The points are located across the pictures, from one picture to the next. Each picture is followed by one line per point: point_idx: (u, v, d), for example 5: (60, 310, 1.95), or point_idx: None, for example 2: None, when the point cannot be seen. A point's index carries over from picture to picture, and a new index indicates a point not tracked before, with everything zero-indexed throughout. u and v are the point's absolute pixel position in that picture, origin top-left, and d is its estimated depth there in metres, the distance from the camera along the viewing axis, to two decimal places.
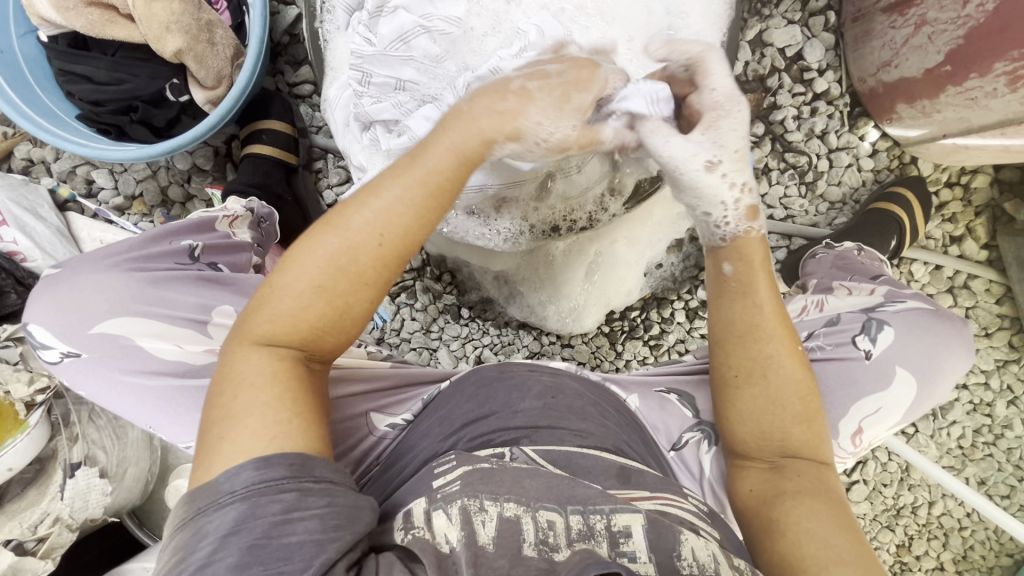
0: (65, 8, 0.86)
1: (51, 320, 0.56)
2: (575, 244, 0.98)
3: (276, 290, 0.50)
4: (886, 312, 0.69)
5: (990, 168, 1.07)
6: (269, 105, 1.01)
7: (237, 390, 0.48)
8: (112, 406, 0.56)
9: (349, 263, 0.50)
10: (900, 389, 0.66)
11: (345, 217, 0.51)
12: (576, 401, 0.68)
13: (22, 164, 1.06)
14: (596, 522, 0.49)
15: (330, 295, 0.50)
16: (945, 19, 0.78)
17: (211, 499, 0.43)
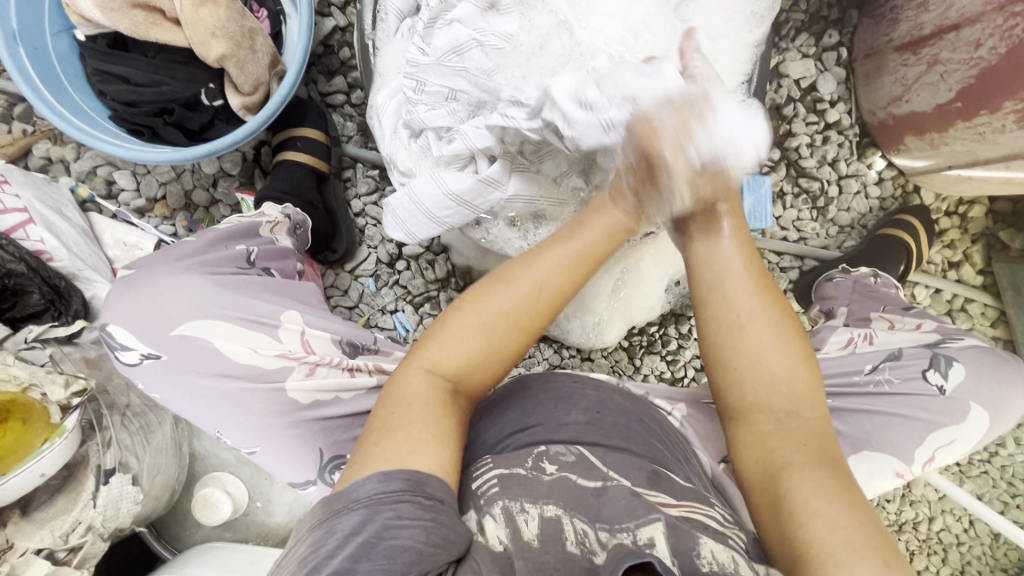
0: (110, 9, 0.86)
1: (128, 321, 0.57)
2: (605, 260, 1.00)
3: (448, 326, 0.60)
4: (951, 349, 0.72)
5: (986, 199, 1.14)
6: (303, 113, 1.02)
7: (404, 409, 0.54)
8: (187, 410, 0.57)
9: (483, 313, 0.59)
10: (973, 423, 0.69)
11: (516, 273, 0.61)
12: (620, 416, 0.68)
13: (40, 162, 1.04)
14: (623, 539, 0.47)
15: (466, 337, 0.59)
16: (958, 60, 0.85)
17: (341, 503, 0.47)
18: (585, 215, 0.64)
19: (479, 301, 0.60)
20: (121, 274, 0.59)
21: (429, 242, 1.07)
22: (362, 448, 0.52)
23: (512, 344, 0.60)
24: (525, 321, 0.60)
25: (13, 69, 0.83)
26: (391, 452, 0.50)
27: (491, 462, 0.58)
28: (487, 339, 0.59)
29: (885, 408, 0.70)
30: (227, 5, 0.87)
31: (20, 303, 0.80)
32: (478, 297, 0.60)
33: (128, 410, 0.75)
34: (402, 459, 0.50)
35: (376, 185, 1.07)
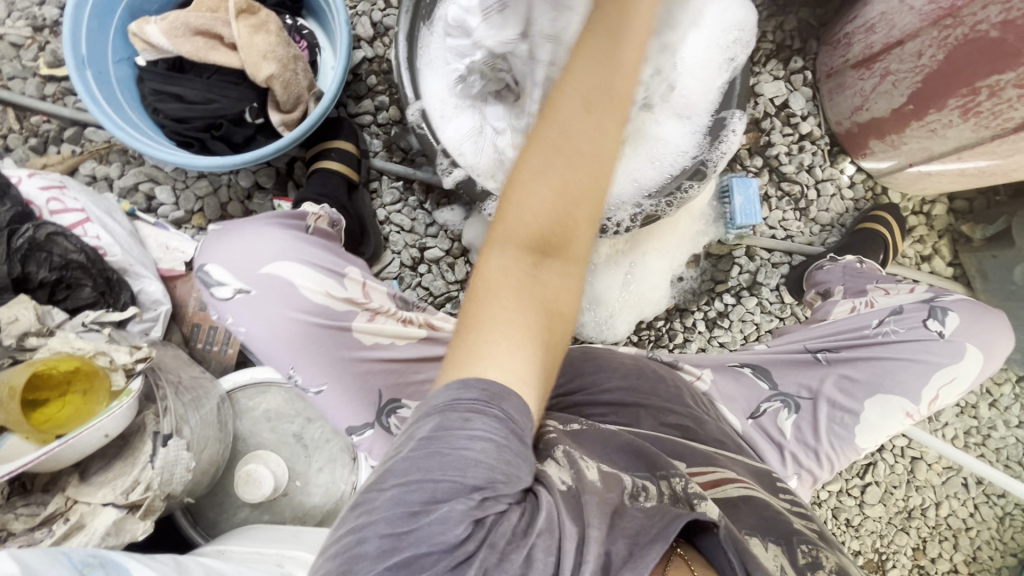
0: (174, 35, 0.96)
1: (224, 261, 0.59)
2: (615, 253, 1.10)
3: (517, 198, 0.49)
4: (948, 300, 0.82)
5: (946, 199, 1.28)
6: (337, 130, 1.12)
7: (486, 302, 0.48)
8: (267, 346, 0.60)
9: (548, 210, 0.48)
10: (969, 361, 0.79)
11: (533, 173, 0.49)
12: (656, 382, 0.73)
13: (85, 180, 1.12)
14: (680, 486, 0.49)
15: (556, 206, 0.48)
16: (905, 69, 1.00)
17: (419, 411, 0.44)
18: (595, 148, 0.49)
19: (556, 123, 0.49)
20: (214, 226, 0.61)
21: (450, 246, 1.17)
22: (460, 349, 0.47)
23: (585, 216, 0.50)
24: (622, 88, 0.51)
25: (81, 87, 0.93)
26: (468, 346, 0.47)
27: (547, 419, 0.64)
28: (587, 198, 0.49)
29: (879, 353, 0.79)
30: (277, 34, 0.99)
31: (74, 293, 0.85)
32: (551, 111, 0.50)
33: (180, 384, 0.78)
34: (476, 349, 0.46)
35: (401, 196, 1.16)
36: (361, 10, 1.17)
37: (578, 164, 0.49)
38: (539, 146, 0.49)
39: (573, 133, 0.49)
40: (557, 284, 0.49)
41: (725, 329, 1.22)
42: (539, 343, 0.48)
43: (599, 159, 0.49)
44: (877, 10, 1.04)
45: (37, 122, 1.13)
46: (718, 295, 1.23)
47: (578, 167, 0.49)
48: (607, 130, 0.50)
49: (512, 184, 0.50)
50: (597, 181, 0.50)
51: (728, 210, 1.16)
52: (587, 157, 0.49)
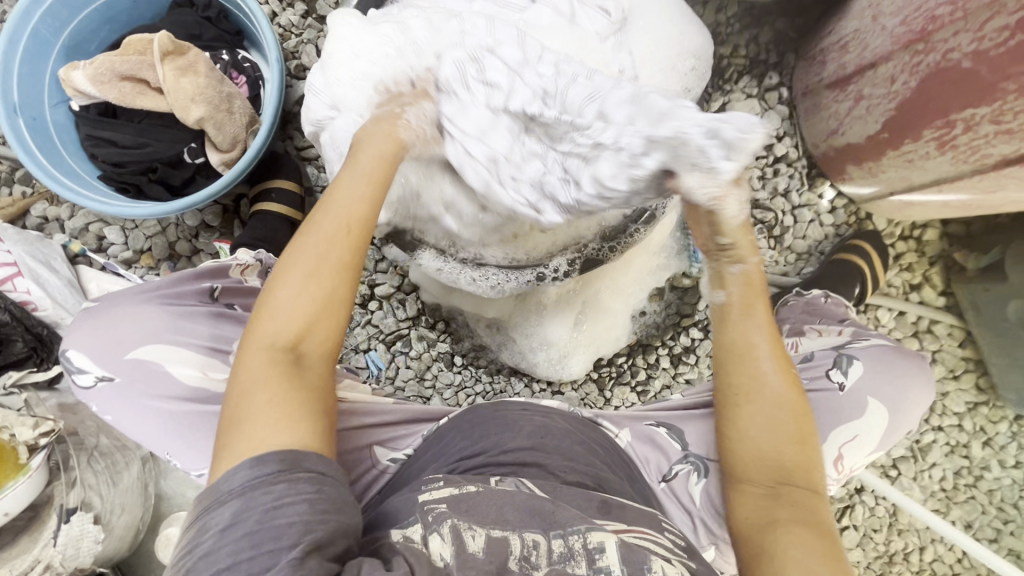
0: (100, 81, 0.94)
1: (89, 347, 0.59)
2: (566, 293, 1.05)
3: (267, 305, 0.56)
4: (856, 349, 0.75)
5: (938, 223, 1.17)
6: (279, 166, 1.09)
7: (245, 402, 0.52)
8: (137, 433, 0.59)
9: (302, 308, 0.56)
10: (872, 416, 0.70)
11: (282, 280, 0.56)
12: (563, 440, 0.70)
13: (37, 222, 1.12)
14: (575, 543, 0.51)
15: (308, 302, 0.56)
16: (878, 94, 0.91)
17: (214, 496, 0.47)
18: (336, 247, 0.58)
19: (309, 230, 0.59)
20: (82, 312, 0.61)
21: (401, 282, 1.13)
22: (225, 446, 0.50)
23: (343, 299, 0.58)
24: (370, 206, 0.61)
25: (12, 138, 0.92)
26: (231, 442, 0.50)
27: (441, 481, 0.60)
28: (337, 290, 0.57)
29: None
30: (206, 74, 0.96)
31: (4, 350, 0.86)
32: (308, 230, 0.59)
33: (96, 450, 0.78)
34: (244, 438, 0.50)
35: None
36: (306, 38, 1.13)
37: (327, 265, 0.57)
38: (285, 262, 0.57)
39: (321, 241, 0.58)
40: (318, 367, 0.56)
41: (689, 366, 1.16)
42: (309, 413, 0.53)
43: (345, 255, 0.58)
44: (851, 26, 0.95)
45: None
46: (684, 330, 1.16)
47: (325, 269, 0.57)
48: (347, 230, 0.59)
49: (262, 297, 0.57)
50: (348, 275, 0.58)
51: (692, 244, 1.10)
52: (336, 257, 0.58)
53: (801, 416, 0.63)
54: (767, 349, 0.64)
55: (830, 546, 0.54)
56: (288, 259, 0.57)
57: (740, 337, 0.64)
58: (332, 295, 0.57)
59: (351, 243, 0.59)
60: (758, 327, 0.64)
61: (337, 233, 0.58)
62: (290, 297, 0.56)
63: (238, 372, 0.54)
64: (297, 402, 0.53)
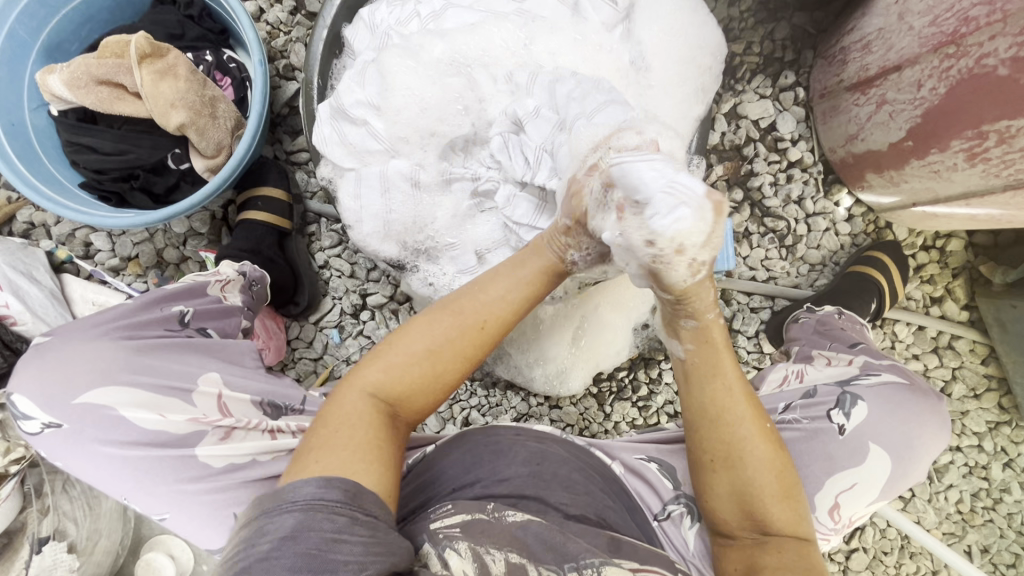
0: (77, 86, 0.90)
1: (35, 389, 0.56)
2: (563, 309, 1.00)
3: (388, 352, 0.57)
4: (860, 387, 0.70)
5: (964, 233, 1.10)
6: (266, 172, 1.05)
7: (334, 432, 0.52)
8: (93, 479, 0.56)
9: (419, 366, 0.57)
10: (874, 464, 0.66)
11: (410, 337, 0.58)
12: (561, 466, 0.66)
13: (23, 228, 1.10)
14: (588, 574, 0.51)
15: (426, 368, 0.57)
16: (903, 100, 0.84)
17: (276, 504, 0.45)
18: (487, 319, 0.59)
19: (464, 296, 0.60)
20: (29, 352, 0.58)
21: (394, 292, 1.09)
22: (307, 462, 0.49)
23: (454, 379, 0.59)
24: (515, 312, 0.61)
25: None
26: (314, 458, 0.49)
27: (451, 507, 0.57)
28: (456, 367, 0.58)
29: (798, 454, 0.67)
30: (186, 78, 0.91)
31: None
32: (444, 308, 0.59)
33: None
34: (327, 459, 0.49)
35: (340, 239, 1.09)
36: (295, 36, 1.08)
37: (459, 336, 0.58)
38: (420, 319, 0.59)
39: (466, 309, 0.59)
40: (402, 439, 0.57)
41: None
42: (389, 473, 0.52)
43: (484, 329, 0.59)
44: (875, 24, 0.87)
45: None
46: None
47: (457, 339, 0.58)
48: (485, 298, 0.60)
49: (388, 343, 0.58)
50: (473, 356, 0.59)
51: None
52: (470, 331, 0.58)
53: (782, 469, 0.59)
54: (743, 408, 0.59)
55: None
56: (423, 318, 0.59)
57: (708, 399, 0.59)
58: (451, 374, 0.58)
59: (489, 315, 0.59)
60: (726, 388, 0.59)
61: (480, 305, 0.59)
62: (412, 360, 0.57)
63: (333, 402, 0.55)
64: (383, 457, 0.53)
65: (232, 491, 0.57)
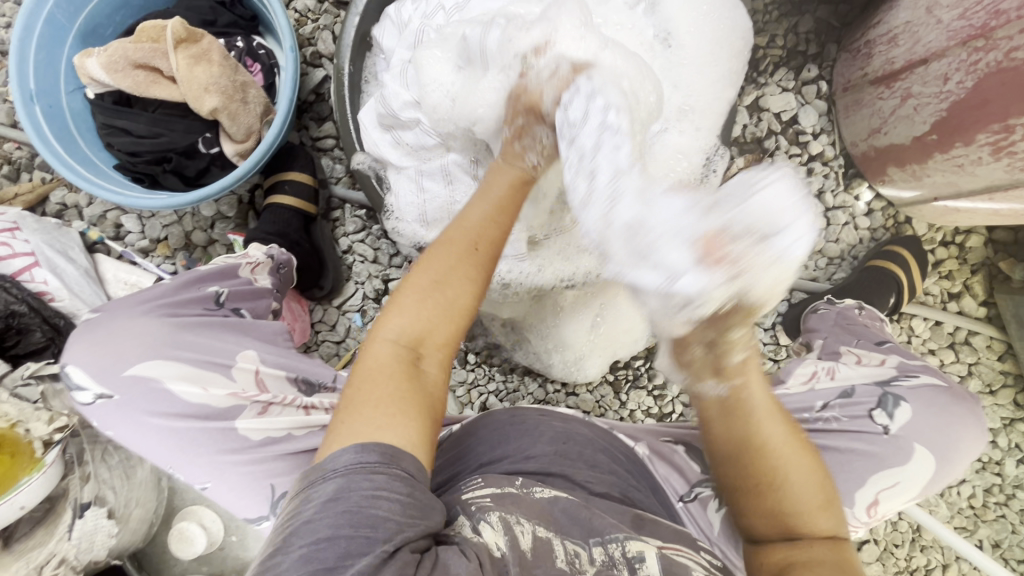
0: (114, 70, 0.93)
1: (87, 362, 0.58)
2: (581, 295, 1.02)
3: (396, 298, 0.57)
4: (902, 388, 0.70)
5: (984, 229, 1.10)
6: (293, 158, 1.07)
7: (358, 393, 0.52)
8: (141, 448, 0.58)
9: (431, 304, 0.56)
10: (918, 466, 0.67)
11: (413, 279, 0.58)
12: (586, 447, 0.68)
13: (56, 208, 1.12)
14: (615, 551, 0.51)
15: (434, 301, 0.57)
16: (929, 93, 0.84)
17: (319, 473, 0.47)
18: (480, 245, 0.60)
19: (457, 230, 0.61)
20: (79, 324, 0.60)
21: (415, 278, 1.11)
22: (340, 430, 0.50)
23: (470, 307, 0.59)
24: (501, 223, 0.63)
25: (29, 125, 0.91)
26: (345, 424, 0.50)
27: (482, 480, 0.58)
28: (468, 297, 0.58)
29: (833, 446, 0.68)
30: (220, 63, 0.93)
31: (23, 340, 0.87)
32: (436, 247, 0.60)
33: (110, 445, 0.78)
34: (357, 422, 0.49)
35: (363, 224, 1.11)
36: (322, 24, 1.10)
37: (461, 265, 0.59)
38: (419, 263, 0.59)
39: (463, 241, 0.60)
40: (435, 381, 0.56)
41: None
42: (420, 415, 0.52)
43: (481, 253, 0.60)
44: (902, 17, 0.88)
45: (10, 149, 1.13)
46: None
47: (458, 269, 0.58)
48: (473, 223, 0.62)
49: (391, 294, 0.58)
50: (479, 282, 0.59)
51: None
52: (471, 258, 0.59)
53: (823, 481, 0.58)
54: (781, 435, 0.58)
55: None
56: (420, 260, 0.59)
57: (750, 431, 0.58)
58: (463, 302, 0.58)
59: (483, 239, 0.61)
60: (769, 418, 0.58)
61: (474, 233, 0.61)
62: (422, 298, 0.57)
63: (355, 367, 0.55)
64: (411, 402, 0.52)
65: (268, 463, 0.59)
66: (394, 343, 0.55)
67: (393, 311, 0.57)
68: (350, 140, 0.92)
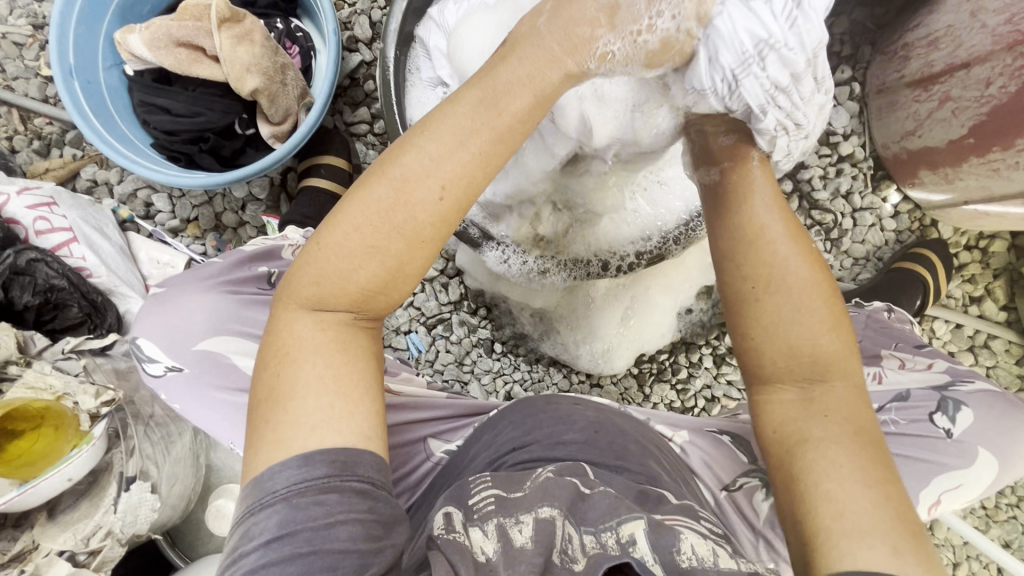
0: (156, 47, 0.93)
1: (158, 336, 0.60)
2: (616, 285, 1.07)
3: (319, 254, 0.50)
4: (960, 392, 0.72)
5: (1008, 234, 1.12)
6: (329, 143, 1.07)
7: (283, 375, 0.49)
8: (202, 422, 0.59)
9: (362, 262, 0.49)
10: (980, 469, 0.68)
11: (337, 229, 0.49)
12: (617, 436, 0.65)
13: (86, 185, 1.12)
14: (607, 539, 0.46)
15: (363, 259, 0.49)
16: (969, 97, 0.85)
17: (257, 497, 0.46)
18: (426, 181, 0.48)
19: (395, 163, 0.49)
20: (151, 297, 0.62)
21: (445, 265, 1.11)
22: (269, 420, 0.48)
23: (413, 259, 0.50)
24: (463, 155, 0.49)
25: (68, 100, 0.90)
26: (274, 416, 0.48)
27: (489, 479, 0.56)
28: (409, 249, 0.50)
29: None
30: (261, 44, 0.93)
31: (60, 315, 0.86)
32: (373, 183, 0.49)
33: (151, 421, 0.79)
34: (286, 418, 0.48)
35: None
36: (359, 9, 1.09)
37: (402, 213, 0.49)
38: (343, 208, 0.49)
39: (409, 178, 0.48)
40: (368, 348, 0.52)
41: (733, 367, 1.12)
42: (357, 403, 0.49)
43: (430, 192, 0.49)
44: (944, 20, 0.88)
45: (41, 124, 1.13)
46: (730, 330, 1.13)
47: (393, 217, 0.48)
48: (424, 153, 0.49)
49: (313, 248, 0.50)
50: (423, 230, 0.49)
51: None
52: (416, 200, 0.48)
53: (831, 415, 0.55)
54: (780, 226, 0.52)
55: (890, 476, 0.46)
56: (343, 205, 0.50)
57: (747, 221, 0.52)
58: (403, 255, 0.49)
59: (435, 175, 0.48)
60: (764, 206, 0.53)
61: (418, 166, 0.48)
62: (345, 257, 0.49)
63: (277, 335, 0.51)
64: (346, 387, 0.49)
65: None
66: (320, 323, 0.50)
67: (316, 273, 0.50)
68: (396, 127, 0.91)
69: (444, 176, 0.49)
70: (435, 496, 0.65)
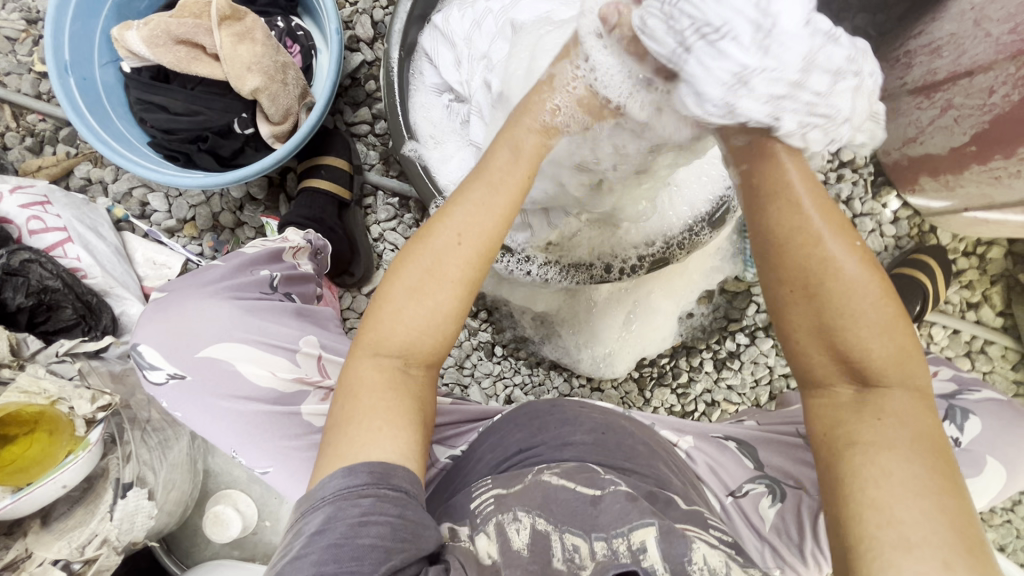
0: (155, 44, 0.92)
1: (160, 342, 0.59)
2: (618, 290, 1.06)
3: (378, 307, 0.53)
4: (968, 401, 0.72)
5: (1005, 241, 1.13)
6: (330, 143, 1.06)
7: (347, 411, 0.52)
8: (206, 429, 0.58)
9: (413, 314, 0.52)
10: (988, 479, 0.69)
11: (393, 284, 0.53)
12: (626, 438, 0.64)
13: (80, 183, 1.10)
14: (619, 545, 0.44)
15: (415, 309, 0.52)
16: (971, 105, 0.86)
17: (309, 503, 0.47)
18: (469, 240, 0.53)
19: (443, 224, 0.53)
20: (150, 303, 0.60)
21: None
22: (332, 449, 0.50)
23: (456, 308, 0.53)
24: (498, 215, 0.54)
25: (63, 97, 0.88)
26: (336, 446, 0.50)
27: (489, 480, 0.55)
28: (454, 298, 0.53)
29: None
30: (263, 42, 0.92)
31: (53, 317, 0.85)
32: (425, 238, 0.53)
33: (148, 425, 0.77)
34: (345, 448, 0.49)
35: (396, 212, 1.10)
36: (361, 8, 1.08)
37: (447, 267, 0.52)
38: (396, 265, 0.54)
39: (456, 238, 0.53)
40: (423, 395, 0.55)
41: (733, 371, 1.12)
42: (408, 438, 0.51)
43: (473, 248, 0.53)
44: (947, 29, 0.89)
45: (33, 121, 1.10)
46: (730, 334, 1.12)
47: (437, 271, 0.52)
48: (465, 215, 0.53)
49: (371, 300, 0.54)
50: (468, 283, 0.53)
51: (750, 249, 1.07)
52: (457, 255, 0.52)
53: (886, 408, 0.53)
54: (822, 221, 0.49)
55: (949, 484, 0.44)
56: (396, 263, 0.54)
57: (781, 217, 0.50)
58: (452, 307, 0.53)
59: (473, 232, 0.53)
60: (800, 196, 0.50)
61: (462, 224, 0.53)
62: (399, 306, 0.52)
63: (343, 378, 0.54)
64: (400, 424, 0.51)
65: None
66: (378, 362, 0.53)
67: (373, 321, 0.53)
68: (402, 127, 0.89)
69: (483, 232, 0.53)
70: (444, 499, 0.64)
